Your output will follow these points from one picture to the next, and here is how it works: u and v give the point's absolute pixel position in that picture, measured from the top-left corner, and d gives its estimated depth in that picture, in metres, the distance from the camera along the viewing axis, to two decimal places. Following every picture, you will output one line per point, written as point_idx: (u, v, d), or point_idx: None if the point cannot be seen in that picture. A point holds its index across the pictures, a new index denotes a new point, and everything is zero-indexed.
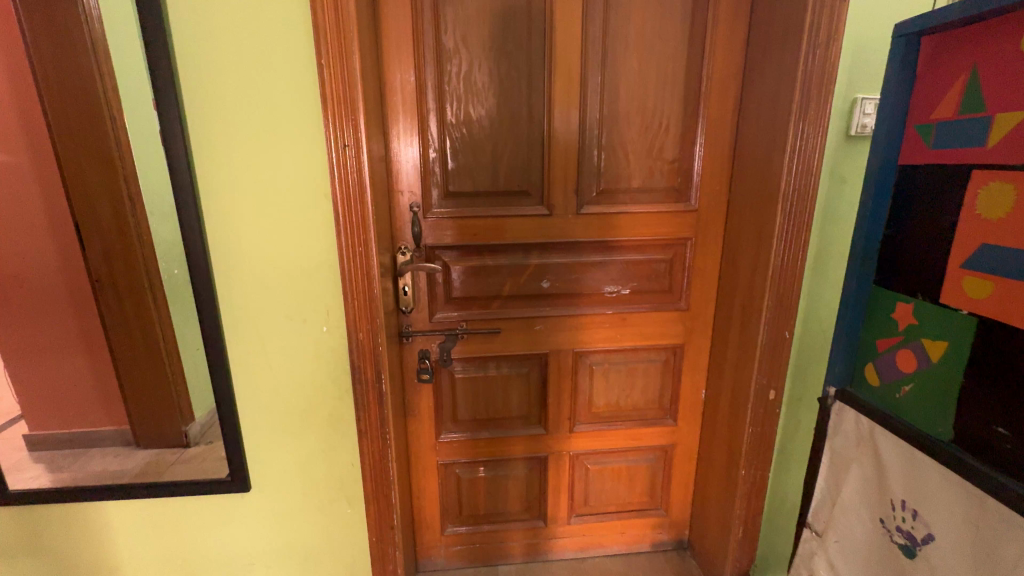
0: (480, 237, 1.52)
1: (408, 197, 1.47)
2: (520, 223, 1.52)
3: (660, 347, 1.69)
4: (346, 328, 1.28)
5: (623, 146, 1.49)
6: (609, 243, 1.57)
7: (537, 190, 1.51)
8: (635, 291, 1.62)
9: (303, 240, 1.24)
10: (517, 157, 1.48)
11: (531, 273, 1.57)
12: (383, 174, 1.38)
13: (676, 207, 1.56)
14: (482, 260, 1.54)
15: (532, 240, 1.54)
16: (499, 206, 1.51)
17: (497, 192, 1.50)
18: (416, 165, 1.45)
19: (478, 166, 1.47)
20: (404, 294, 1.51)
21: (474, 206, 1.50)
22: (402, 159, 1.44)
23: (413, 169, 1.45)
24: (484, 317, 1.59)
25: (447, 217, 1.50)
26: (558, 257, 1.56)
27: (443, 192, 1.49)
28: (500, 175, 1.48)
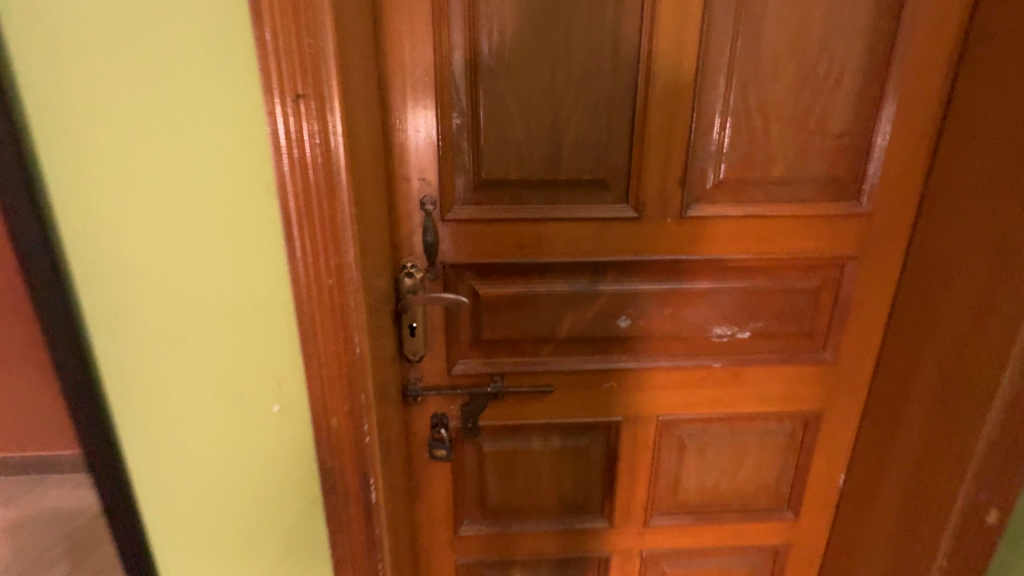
0: (526, 252, 0.99)
1: (416, 189, 0.94)
2: (590, 231, 0.98)
3: (785, 415, 1.15)
4: (313, 409, 0.77)
5: (764, 110, 0.92)
6: (725, 263, 1.01)
7: (620, 180, 0.96)
8: (758, 335, 1.07)
9: (233, 266, 0.71)
10: (591, 128, 0.93)
11: (603, 308, 1.03)
12: (376, 153, 0.85)
13: (835, 209, 0.99)
14: (529, 287, 1.01)
15: (607, 257, 1.00)
16: (559, 204, 0.97)
17: (559, 183, 0.95)
18: (432, 137, 0.92)
19: (531, 141, 0.92)
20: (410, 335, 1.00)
21: (522, 203, 0.96)
22: (411, 130, 0.91)
23: (427, 143, 0.92)
24: (528, 369, 1.06)
25: (478, 221, 0.96)
26: (646, 284, 1.02)
27: (473, 181, 0.95)
28: (566, 156, 0.94)
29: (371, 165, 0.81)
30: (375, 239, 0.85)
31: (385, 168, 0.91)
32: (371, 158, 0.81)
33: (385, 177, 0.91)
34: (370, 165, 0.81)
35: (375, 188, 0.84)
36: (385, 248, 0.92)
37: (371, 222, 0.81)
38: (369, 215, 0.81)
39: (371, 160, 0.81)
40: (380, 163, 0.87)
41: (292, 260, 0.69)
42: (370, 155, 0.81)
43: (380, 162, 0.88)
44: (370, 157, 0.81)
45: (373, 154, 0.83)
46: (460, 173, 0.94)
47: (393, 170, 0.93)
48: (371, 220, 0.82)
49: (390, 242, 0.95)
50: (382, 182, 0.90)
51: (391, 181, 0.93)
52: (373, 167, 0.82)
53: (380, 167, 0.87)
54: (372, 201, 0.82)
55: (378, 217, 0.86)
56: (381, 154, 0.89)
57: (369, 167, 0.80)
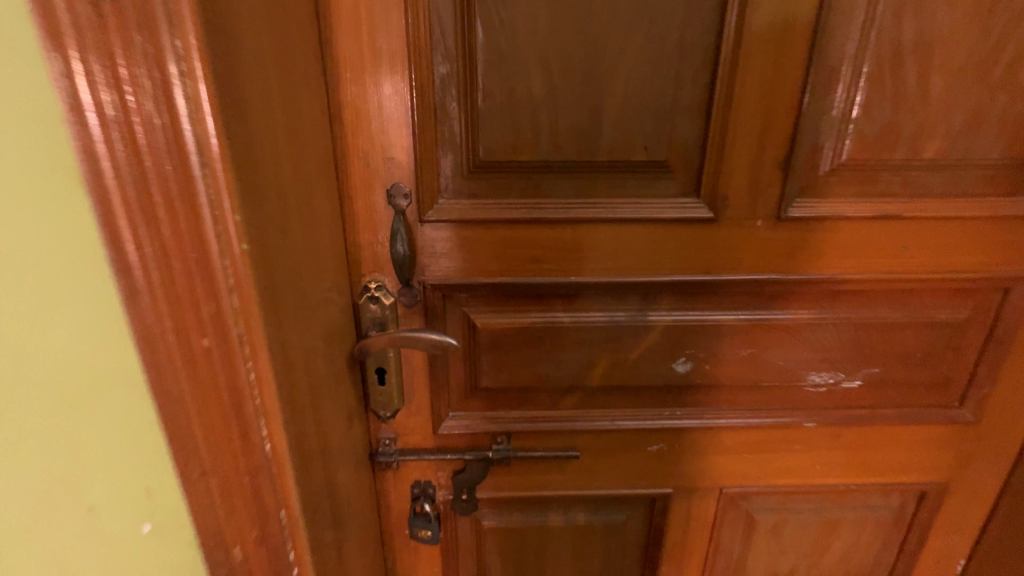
0: (545, 268, 0.68)
1: (380, 173, 0.63)
2: (639, 237, 0.67)
3: (894, 488, 0.84)
4: (203, 535, 0.48)
5: (922, 53, 0.59)
6: (834, 286, 0.70)
7: (688, 163, 0.64)
8: (870, 385, 0.76)
9: (34, 315, 0.41)
10: (649, 80, 0.60)
11: (653, 346, 0.73)
12: (306, 117, 0.53)
13: (1008, 208, 0.66)
14: (548, 317, 0.70)
15: (663, 276, 0.69)
16: (594, 199, 0.65)
17: (597, 167, 0.63)
18: (404, 96, 0.60)
19: (557, 102, 0.60)
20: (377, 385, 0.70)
21: (540, 196, 0.65)
22: (370, 84, 0.59)
23: (395, 106, 0.60)
24: (545, 427, 0.77)
25: (474, 224, 0.65)
26: (716, 314, 0.71)
27: (467, 164, 0.63)
28: (609, 125, 0.61)
29: (297, 139, 0.50)
30: (306, 256, 0.54)
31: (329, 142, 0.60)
32: (295, 127, 0.50)
33: (329, 156, 0.60)
34: (293, 139, 0.49)
35: (305, 174, 0.52)
36: (334, 264, 0.62)
37: (296, 232, 0.50)
38: (291, 222, 0.50)
39: (296, 129, 0.50)
40: (316, 132, 0.55)
41: (129, 308, 0.39)
42: (293, 119, 0.49)
43: (319, 132, 0.56)
44: (293, 124, 0.49)
45: (300, 119, 0.51)
46: (447, 150, 0.62)
47: (342, 145, 0.61)
48: (298, 228, 0.51)
49: (342, 255, 0.64)
50: (325, 165, 0.58)
51: (340, 162, 0.62)
52: (299, 140, 0.51)
53: (317, 138, 0.56)
54: (298, 195, 0.51)
55: (313, 219, 0.55)
56: (321, 119, 0.57)
57: (290, 142, 0.49)
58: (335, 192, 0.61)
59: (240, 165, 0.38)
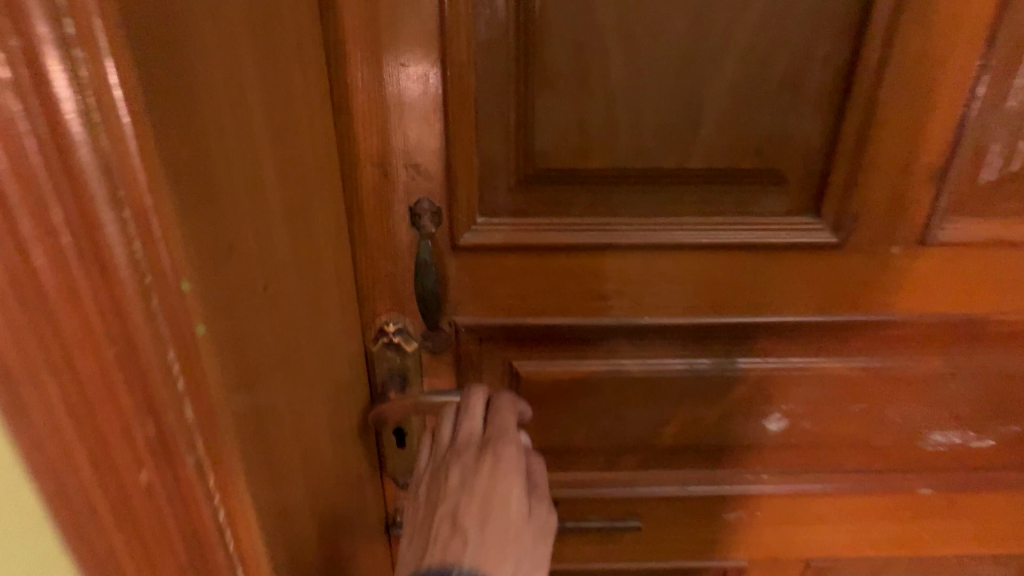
0: (612, 306, 0.53)
1: (400, 186, 0.47)
2: (735, 267, 0.52)
3: (1012, 559, 0.70)
4: None
5: None
6: (976, 328, 0.55)
7: (808, 174, 0.48)
8: (1002, 445, 0.61)
9: None
10: (768, 62, 0.44)
11: (738, 399, 0.58)
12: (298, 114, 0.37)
13: None
14: (611, 364, 0.56)
15: (760, 316, 0.54)
16: (683, 220, 0.49)
17: (689, 177, 0.48)
18: (434, 84, 0.44)
19: (640, 92, 0.44)
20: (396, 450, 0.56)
21: (610, 215, 0.49)
22: (389, 68, 0.44)
23: (423, 98, 0.45)
24: (600, 492, 0.63)
25: (524, 252, 0.50)
26: (820, 360, 0.57)
27: (517, 176, 0.47)
28: (710, 123, 0.45)
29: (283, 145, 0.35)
30: (298, 307, 0.39)
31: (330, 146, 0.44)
32: (279, 127, 0.34)
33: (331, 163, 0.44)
34: (275, 145, 0.34)
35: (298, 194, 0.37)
36: (339, 306, 0.47)
37: (282, 278, 0.35)
38: (275, 263, 0.34)
39: (281, 130, 0.34)
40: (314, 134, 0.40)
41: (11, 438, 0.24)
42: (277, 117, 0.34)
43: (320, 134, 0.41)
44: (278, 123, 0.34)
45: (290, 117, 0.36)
46: (490, 157, 0.46)
47: (349, 149, 0.45)
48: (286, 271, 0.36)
49: (349, 293, 0.49)
50: (327, 177, 0.43)
51: (346, 171, 0.46)
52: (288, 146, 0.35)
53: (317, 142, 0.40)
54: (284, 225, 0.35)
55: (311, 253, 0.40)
56: (322, 114, 0.41)
57: (272, 149, 0.33)
58: (341, 212, 0.46)
59: (166, 200, 0.23)
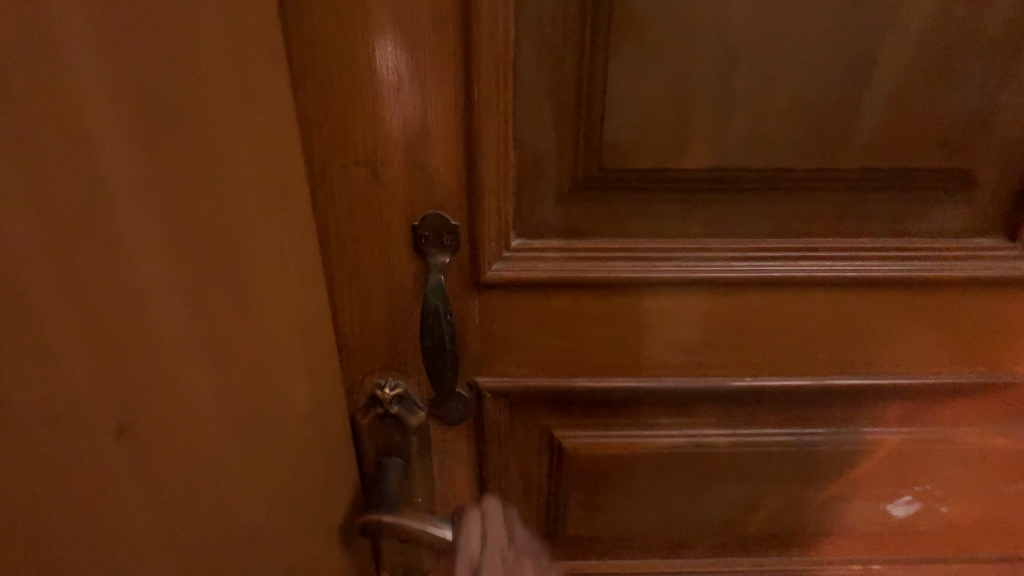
0: (698, 363, 0.37)
1: (396, 197, 0.31)
2: (875, 311, 0.36)
3: None
4: None
5: None
6: None
7: (999, 179, 0.33)
8: None
9: None
10: (982, 1, 0.28)
11: (856, 479, 0.43)
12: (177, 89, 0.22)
13: None
14: (689, 434, 0.41)
15: (900, 376, 0.38)
16: (814, 244, 0.34)
17: (830, 182, 0.32)
18: (448, 43, 0.29)
19: (769, 54, 0.28)
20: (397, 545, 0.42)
21: (706, 238, 0.34)
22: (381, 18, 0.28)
23: (431, 63, 0.29)
24: None
25: (578, 290, 0.34)
26: (973, 431, 0.42)
27: (572, 180, 0.32)
28: (874, 101, 0.30)
29: (115, 147, 0.19)
30: (196, 400, 0.24)
31: (283, 137, 0.28)
32: (102, 104, 0.19)
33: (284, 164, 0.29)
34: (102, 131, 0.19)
35: (163, 234, 0.21)
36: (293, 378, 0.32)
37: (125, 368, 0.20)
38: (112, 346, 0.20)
39: (108, 108, 0.19)
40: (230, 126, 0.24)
41: None
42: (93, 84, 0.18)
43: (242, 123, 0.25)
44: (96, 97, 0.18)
45: (137, 94, 0.20)
46: (535, 149, 0.31)
47: (318, 142, 0.30)
48: (133, 376, 0.20)
49: (323, 350, 0.34)
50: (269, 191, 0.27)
51: (313, 175, 0.31)
52: (127, 149, 0.20)
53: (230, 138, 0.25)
54: (127, 296, 0.20)
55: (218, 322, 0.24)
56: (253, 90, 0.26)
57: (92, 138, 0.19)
58: (306, 238, 0.31)
59: None
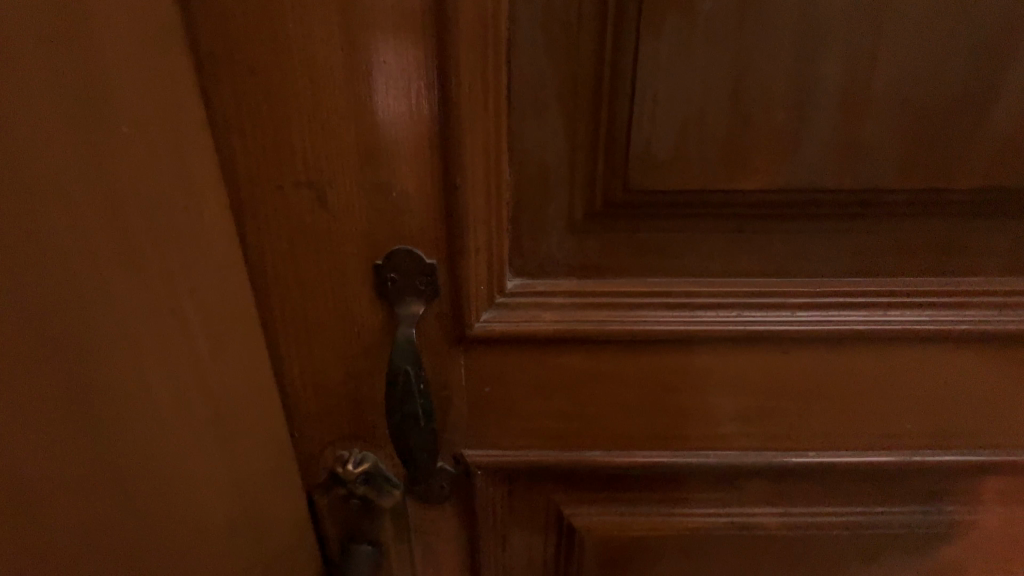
0: (747, 433, 0.29)
1: (351, 227, 0.24)
2: (980, 367, 0.28)
3: None
4: None
5: None
6: None
7: None
8: None
9: None
10: None
11: (937, 566, 0.35)
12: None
13: None
14: (731, 513, 0.33)
15: (1004, 447, 0.30)
16: (908, 285, 0.25)
17: (935, 205, 0.24)
18: (416, 20, 0.20)
19: (867, 32, 0.20)
20: None
21: (764, 278, 0.25)
22: None
23: (392, 48, 0.21)
24: None
25: (594, 345, 0.26)
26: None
27: (586, 203, 0.24)
28: (1009, 94, 0.21)
29: None
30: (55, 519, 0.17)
31: (186, 152, 0.20)
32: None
33: (190, 186, 0.21)
34: None
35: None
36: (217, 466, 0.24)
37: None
38: None
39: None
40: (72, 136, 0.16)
41: None
42: None
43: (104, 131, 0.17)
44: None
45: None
46: (538, 163, 0.23)
47: (243, 153, 0.22)
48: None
49: (263, 422, 0.26)
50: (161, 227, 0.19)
51: (239, 200, 0.23)
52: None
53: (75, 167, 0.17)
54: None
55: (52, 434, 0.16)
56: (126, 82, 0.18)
57: None
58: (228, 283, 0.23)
59: None
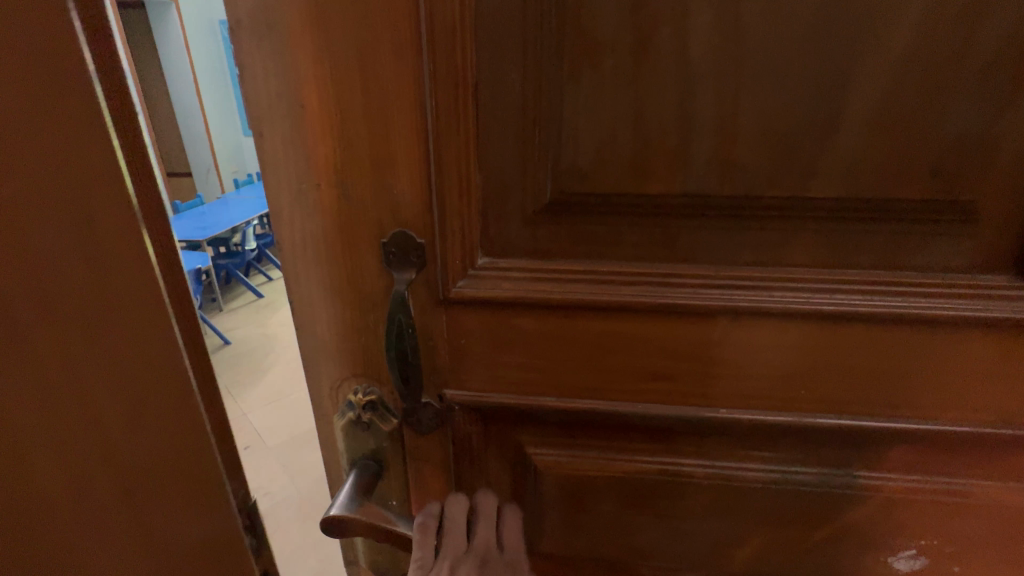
0: (670, 391, 0.36)
1: (365, 215, 0.33)
2: (869, 346, 0.33)
3: None
4: None
5: None
6: None
7: (1000, 211, 0.29)
8: None
9: None
10: (969, 20, 0.26)
11: (850, 526, 0.40)
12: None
13: None
14: (664, 461, 0.40)
15: (899, 420, 0.35)
16: (791, 275, 0.32)
17: (806, 210, 0.30)
18: (408, 72, 0.29)
19: (732, 80, 0.27)
20: (376, 545, 0.43)
21: (673, 263, 0.33)
22: (341, 45, 0.29)
23: (392, 90, 0.30)
24: None
25: (542, 310, 0.35)
26: (988, 485, 0.38)
27: (535, 202, 0.32)
28: (851, 126, 0.28)
29: None
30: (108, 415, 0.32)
31: None
32: None
33: None
34: None
35: None
36: None
37: None
38: None
39: None
40: None
41: None
42: None
43: None
44: None
45: None
46: (499, 171, 0.32)
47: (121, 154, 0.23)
48: None
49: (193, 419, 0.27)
50: (129, 221, 0.23)
51: (289, 194, 0.33)
52: None
53: None
54: None
55: None
56: None
57: None
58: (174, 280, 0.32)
59: None
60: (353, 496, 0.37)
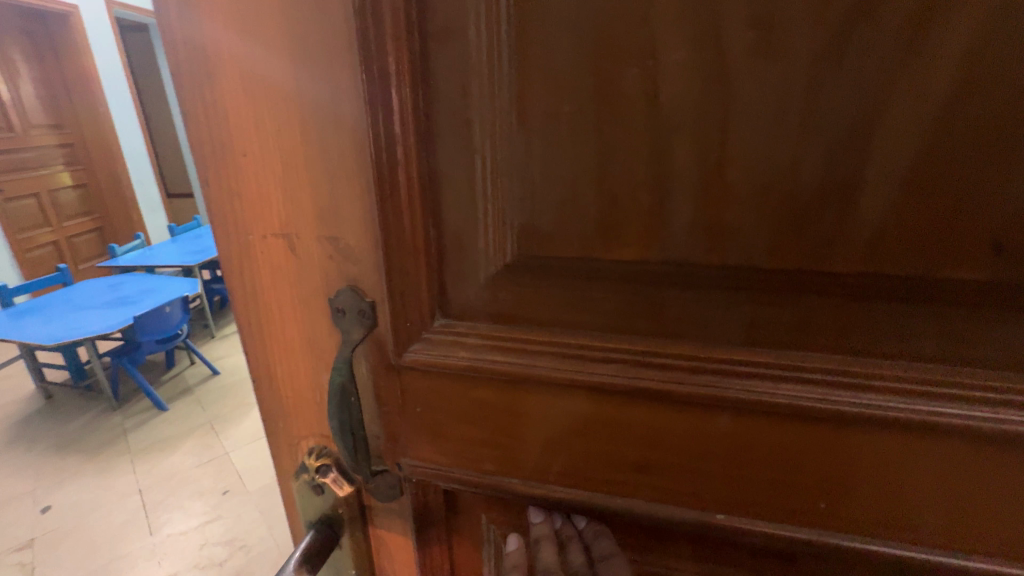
0: (651, 486, 0.30)
1: (309, 269, 0.30)
2: (908, 459, 0.26)
3: None
4: None
5: None
6: None
7: None
8: None
9: None
10: None
11: None
12: None
13: None
14: (650, 558, 0.34)
15: (952, 554, 0.27)
16: (791, 364, 0.26)
17: (820, 286, 0.24)
18: (346, 119, 0.26)
19: (718, 132, 0.23)
20: None
21: (657, 338, 0.27)
22: (277, 92, 0.27)
23: (330, 138, 0.27)
24: None
25: (502, 383, 0.30)
26: None
27: (491, 261, 0.28)
28: (874, 188, 0.22)
29: None
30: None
31: None
32: None
33: None
34: None
35: None
36: None
37: None
38: None
39: None
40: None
41: None
42: None
43: None
44: None
45: None
46: (454, 225, 0.28)
47: None
48: None
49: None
50: None
51: (235, 245, 0.31)
52: None
53: None
54: None
55: None
56: None
57: None
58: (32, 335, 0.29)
59: None
60: (305, 563, 0.32)
